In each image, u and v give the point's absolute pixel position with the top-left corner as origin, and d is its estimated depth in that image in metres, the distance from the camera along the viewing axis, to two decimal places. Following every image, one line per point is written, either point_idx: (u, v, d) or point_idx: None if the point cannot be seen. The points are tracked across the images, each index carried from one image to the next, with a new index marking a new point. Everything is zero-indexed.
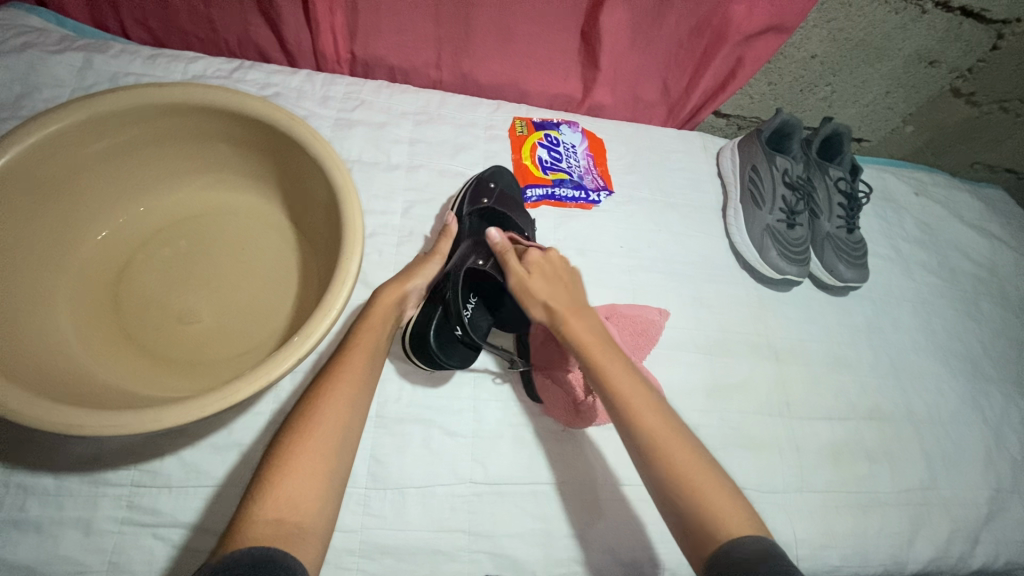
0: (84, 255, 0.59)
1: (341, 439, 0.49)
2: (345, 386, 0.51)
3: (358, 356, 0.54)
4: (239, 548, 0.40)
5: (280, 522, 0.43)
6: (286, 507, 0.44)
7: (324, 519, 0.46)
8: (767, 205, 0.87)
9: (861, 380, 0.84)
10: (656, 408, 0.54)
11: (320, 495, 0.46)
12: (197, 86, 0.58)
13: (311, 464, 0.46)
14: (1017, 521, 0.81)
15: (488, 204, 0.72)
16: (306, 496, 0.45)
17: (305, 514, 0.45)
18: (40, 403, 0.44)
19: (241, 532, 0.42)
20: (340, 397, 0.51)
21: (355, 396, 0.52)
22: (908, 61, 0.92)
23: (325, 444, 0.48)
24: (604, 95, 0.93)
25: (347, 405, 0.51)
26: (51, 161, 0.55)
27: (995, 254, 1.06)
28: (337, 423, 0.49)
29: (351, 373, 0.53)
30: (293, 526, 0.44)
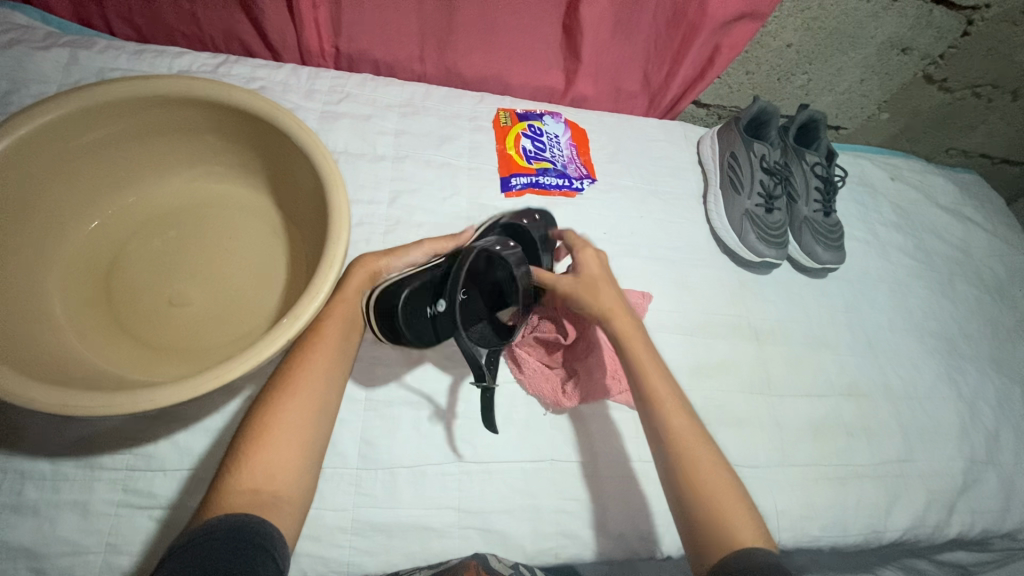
0: (75, 246, 0.60)
1: (314, 414, 0.52)
2: (318, 364, 0.55)
3: (330, 336, 0.57)
4: (216, 514, 0.43)
5: (256, 492, 0.46)
6: (262, 478, 0.47)
7: (298, 489, 0.49)
8: (746, 190, 0.90)
9: (839, 358, 0.86)
10: (688, 417, 0.57)
11: (294, 467, 0.49)
12: (183, 78, 0.60)
13: (286, 437, 0.50)
14: (991, 491, 0.84)
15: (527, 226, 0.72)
16: (281, 466, 0.48)
17: (280, 484, 0.47)
18: (34, 385, 0.45)
19: (216, 502, 0.44)
20: (312, 374, 0.54)
21: (328, 373, 0.55)
22: (881, 48, 0.95)
23: (298, 418, 0.51)
24: (586, 85, 0.94)
25: (320, 383, 0.54)
26: (39, 153, 0.56)
27: (970, 236, 1.09)
28: (312, 400, 0.52)
29: (323, 352, 0.56)
30: (269, 495, 0.46)
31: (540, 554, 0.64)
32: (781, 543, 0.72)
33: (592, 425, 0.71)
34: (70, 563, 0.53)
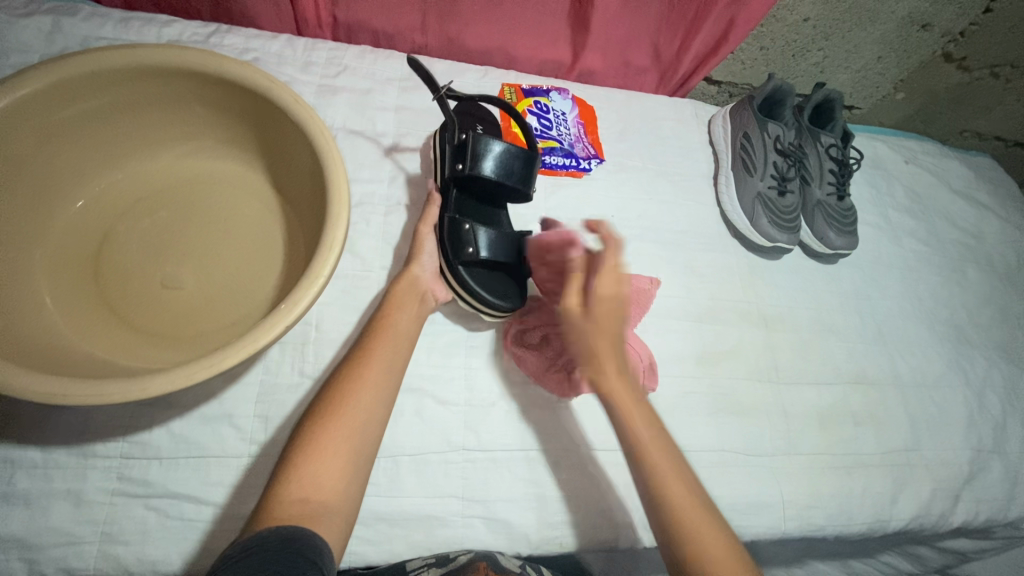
0: (62, 225, 0.58)
1: (362, 425, 0.52)
2: (371, 373, 0.55)
3: (380, 345, 0.57)
4: (267, 526, 0.43)
5: (304, 501, 0.46)
6: (310, 488, 0.47)
7: (346, 500, 0.48)
8: (759, 171, 0.87)
9: (848, 346, 0.85)
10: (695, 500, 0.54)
11: (342, 477, 0.49)
12: (172, 47, 0.56)
13: (336, 449, 0.50)
14: (996, 480, 0.84)
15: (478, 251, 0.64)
16: (327, 476, 0.48)
17: (329, 494, 0.47)
18: (16, 373, 0.43)
19: (269, 510, 0.45)
20: (362, 384, 0.54)
21: (379, 383, 0.55)
22: (900, 24, 0.91)
23: (349, 428, 0.51)
24: (594, 60, 0.91)
25: (370, 393, 0.54)
26: (17, 127, 0.53)
27: (982, 221, 1.07)
28: (363, 412, 0.52)
29: (375, 362, 0.56)
30: (318, 506, 0.46)
31: (544, 543, 0.63)
32: (786, 533, 0.72)
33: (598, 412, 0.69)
34: (65, 553, 0.52)
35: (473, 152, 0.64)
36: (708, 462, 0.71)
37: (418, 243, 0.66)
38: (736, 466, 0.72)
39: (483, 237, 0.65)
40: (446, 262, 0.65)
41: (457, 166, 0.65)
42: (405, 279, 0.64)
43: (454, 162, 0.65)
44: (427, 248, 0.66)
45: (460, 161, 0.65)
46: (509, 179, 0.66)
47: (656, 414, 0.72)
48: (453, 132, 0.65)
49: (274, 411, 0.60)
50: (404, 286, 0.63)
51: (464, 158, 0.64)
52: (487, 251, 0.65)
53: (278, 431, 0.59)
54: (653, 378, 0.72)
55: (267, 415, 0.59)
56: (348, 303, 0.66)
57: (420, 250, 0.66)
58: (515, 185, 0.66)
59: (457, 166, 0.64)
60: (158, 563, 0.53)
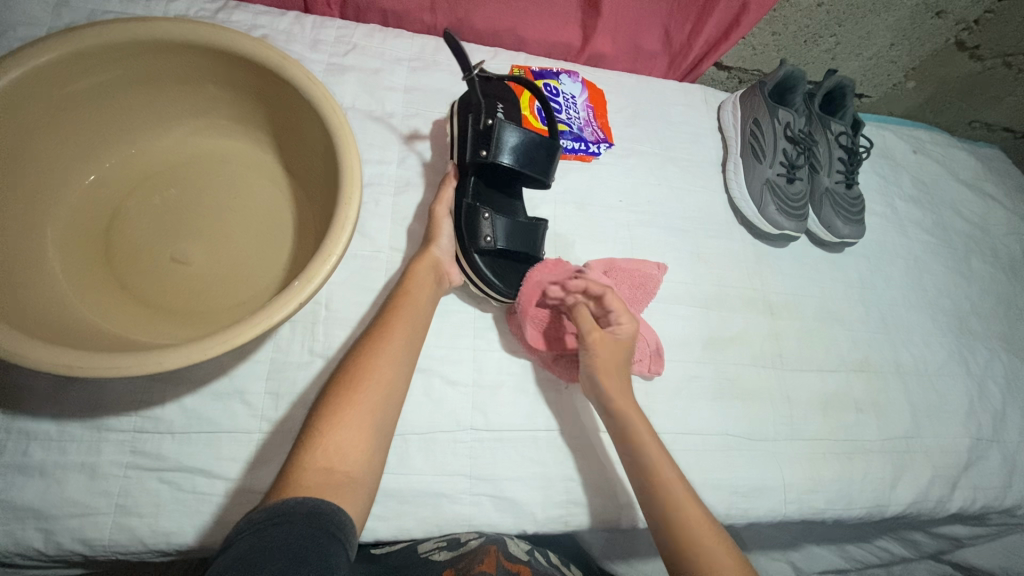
0: (74, 199, 0.58)
1: (383, 399, 0.53)
2: (390, 348, 0.56)
3: (399, 322, 0.58)
4: (293, 496, 0.43)
5: (329, 471, 0.47)
6: (335, 458, 0.48)
7: (368, 472, 0.49)
8: (768, 158, 0.87)
9: (851, 334, 0.85)
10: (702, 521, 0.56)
11: (365, 450, 0.50)
12: (183, 21, 0.55)
13: (359, 420, 0.50)
14: (993, 468, 0.85)
15: (495, 242, 0.66)
16: (351, 448, 0.49)
17: (352, 465, 0.48)
18: (34, 345, 0.44)
19: (295, 478, 0.45)
20: (382, 357, 0.55)
21: (398, 358, 0.55)
22: (915, 10, 0.90)
23: (371, 401, 0.52)
24: (604, 43, 0.90)
25: (390, 368, 0.54)
26: (29, 101, 0.52)
27: (988, 213, 1.07)
28: (384, 386, 0.53)
29: (395, 336, 0.57)
30: (343, 476, 0.47)
31: (550, 522, 0.64)
32: (787, 515, 0.73)
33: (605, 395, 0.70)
34: (80, 524, 0.52)
35: (496, 140, 0.64)
36: (711, 445, 0.72)
37: (436, 224, 0.66)
38: (739, 450, 0.73)
39: (500, 227, 0.66)
40: (461, 250, 0.66)
41: (479, 153, 0.65)
42: (425, 258, 0.64)
43: (477, 148, 0.65)
44: (443, 229, 0.66)
45: (483, 147, 0.65)
46: (531, 168, 0.66)
47: (661, 398, 0.72)
48: (479, 116, 0.65)
49: (285, 388, 0.60)
50: (425, 265, 0.63)
51: (488, 145, 0.64)
52: (503, 241, 0.66)
53: (289, 408, 0.60)
54: (659, 363, 0.72)
55: (277, 393, 0.60)
56: (357, 283, 0.67)
57: (438, 233, 0.66)
58: (536, 175, 0.67)
59: (479, 152, 0.65)
60: (171, 535, 0.54)
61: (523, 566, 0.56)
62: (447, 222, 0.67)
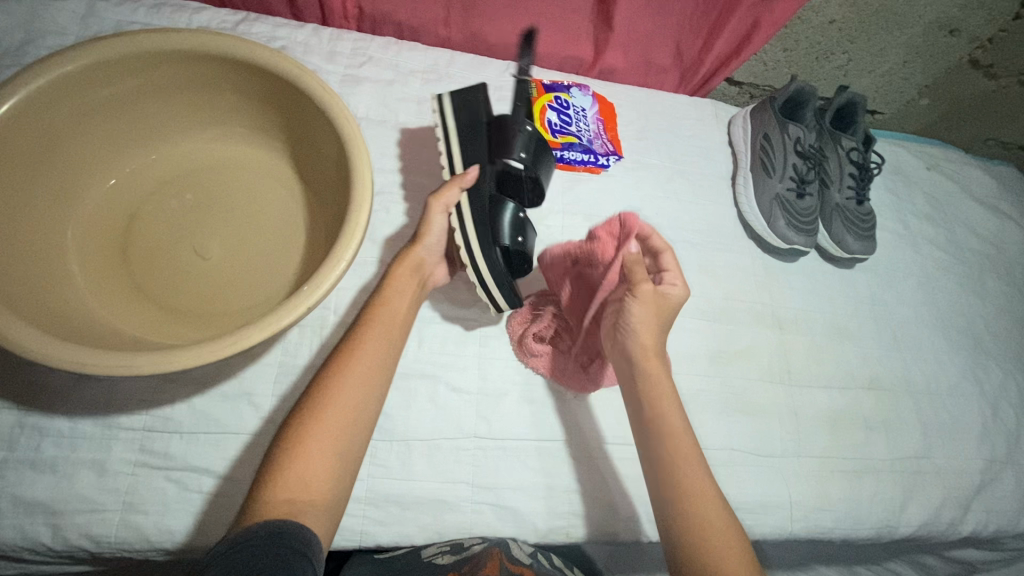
0: (93, 203, 0.60)
1: (348, 421, 0.52)
2: (357, 367, 0.54)
3: (369, 339, 0.56)
4: (250, 526, 0.43)
5: (292, 500, 0.47)
6: (296, 488, 0.47)
7: (333, 496, 0.49)
8: (777, 173, 0.87)
9: (861, 350, 0.85)
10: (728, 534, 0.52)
11: (330, 476, 0.49)
12: (205, 33, 0.57)
13: (321, 447, 0.50)
14: (1008, 491, 0.83)
15: (524, 244, 0.65)
16: (315, 475, 0.49)
17: (316, 493, 0.48)
18: (52, 343, 0.45)
19: (258, 507, 0.46)
20: (350, 379, 0.53)
21: (366, 376, 0.54)
22: (928, 28, 0.90)
23: (334, 426, 0.51)
24: (615, 58, 0.91)
25: (358, 389, 0.53)
26: (54, 107, 0.54)
27: (1004, 231, 1.05)
28: (351, 407, 0.52)
29: (365, 354, 0.55)
30: (306, 504, 0.47)
31: (551, 533, 0.64)
32: (793, 534, 0.72)
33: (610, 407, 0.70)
34: (87, 520, 0.53)
35: (533, 147, 0.66)
36: (717, 460, 0.71)
37: (428, 219, 0.62)
38: (744, 465, 0.72)
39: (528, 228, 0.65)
40: (489, 245, 0.62)
41: (512, 150, 0.65)
42: (408, 259, 0.62)
43: (512, 151, 0.65)
44: (431, 229, 0.62)
45: (522, 151, 0.65)
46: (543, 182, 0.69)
47: None
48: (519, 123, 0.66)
49: (292, 391, 0.61)
50: (406, 268, 0.62)
51: (529, 151, 0.65)
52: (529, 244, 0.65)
53: (295, 411, 0.60)
54: None
55: (284, 395, 0.61)
56: (365, 289, 0.67)
57: (426, 230, 0.62)
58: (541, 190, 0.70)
59: (521, 153, 0.65)
60: (176, 534, 0.54)
61: (525, 569, 0.56)
62: (438, 219, 0.62)
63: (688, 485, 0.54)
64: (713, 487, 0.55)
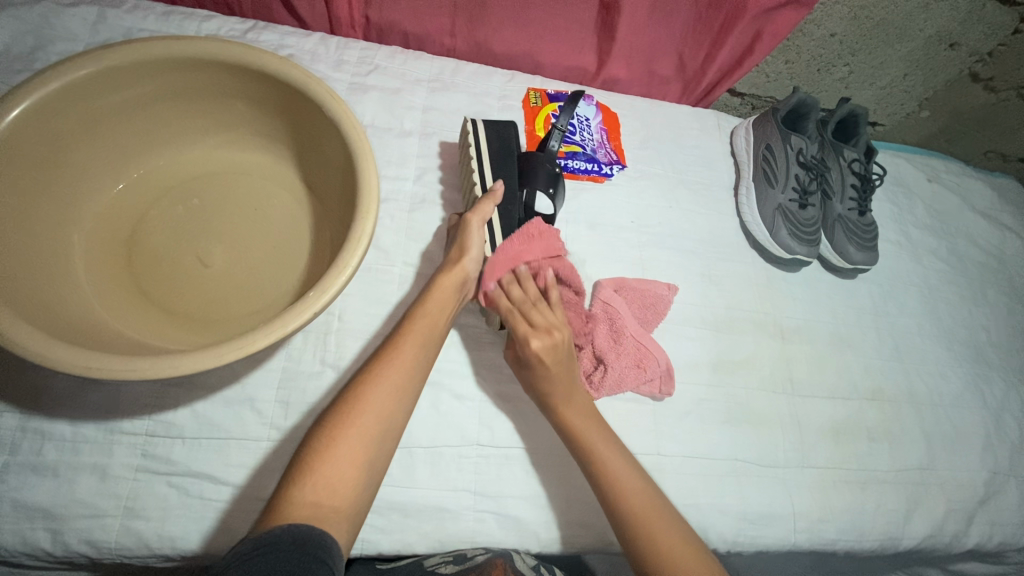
0: (101, 207, 0.60)
1: (380, 427, 0.50)
2: (395, 373, 0.53)
3: (409, 346, 0.55)
4: (276, 527, 0.41)
5: (318, 505, 0.44)
6: (324, 491, 0.45)
7: (356, 505, 0.47)
8: (780, 184, 0.88)
9: (863, 361, 0.85)
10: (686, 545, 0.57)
11: (356, 483, 0.47)
12: (215, 40, 0.58)
13: (351, 451, 0.48)
14: (1011, 504, 0.82)
15: None
16: (342, 480, 0.47)
17: (342, 500, 0.46)
18: (57, 346, 0.45)
19: (282, 509, 0.43)
20: (385, 385, 0.52)
21: (403, 384, 0.53)
22: (928, 42, 0.91)
23: (367, 431, 0.49)
24: (619, 68, 0.91)
25: (394, 396, 0.52)
26: (65, 111, 0.55)
27: (1005, 243, 1.06)
28: (384, 414, 0.51)
29: (401, 361, 0.54)
30: (331, 511, 0.45)
31: (554, 542, 0.64)
32: (795, 545, 0.72)
33: (613, 415, 0.70)
34: (88, 525, 0.53)
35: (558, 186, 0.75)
36: (719, 470, 0.71)
37: (466, 233, 0.63)
38: (747, 475, 0.72)
39: None
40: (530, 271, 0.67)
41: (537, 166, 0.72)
42: (452, 269, 0.61)
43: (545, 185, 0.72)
44: (471, 239, 0.63)
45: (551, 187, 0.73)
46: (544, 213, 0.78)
47: (670, 420, 0.72)
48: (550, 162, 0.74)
49: (294, 397, 0.61)
50: (452, 280, 0.61)
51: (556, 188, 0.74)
52: None
53: (298, 417, 0.60)
54: (670, 383, 0.71)
55: (287, 401, 0.61)
56: (369, 296, 0.68)
57: (468, 242, 0.63)
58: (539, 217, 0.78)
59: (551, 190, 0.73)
60: (177, 540, 0.54)
61: None
62: (477, 230, 0.64)
63: (626, 498, 0.59)
64: (652, 495, 0.60)
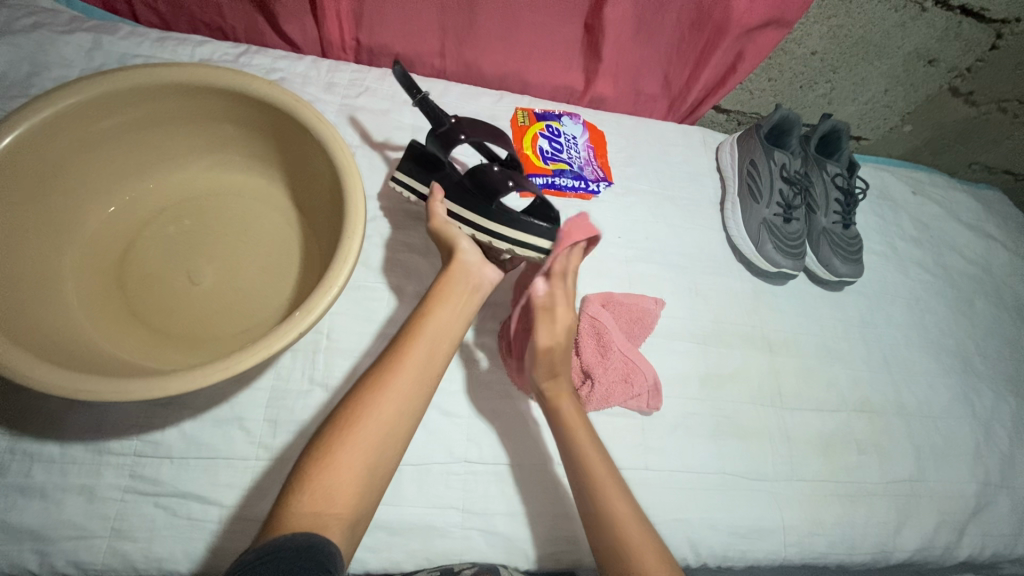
0: (93, 230, 0.61)
1: (384, 434, 0.49)
2: (399, 380, 0.52)
3: (415, 350, 0.54)
4: (279, 536, 0.42)
5: (317, 515, 0.44)
6: (323, 501, 0.45)
7: (359, 512, 0.47)
8: (764, 199, 0.89)
9: (851, 372, 0.85)
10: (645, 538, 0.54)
11: (358, 491, 0.47)
12: (205, 66, 0.60)
13: (351, 460, 0.47)
14: (1002, 514, 0.82)
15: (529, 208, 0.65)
16: (342, 490, 0.46)
17: (342, 507, 0.46)
18: (45, 368, 0.45)
19: (283, 518, 0.44)
20: (389, 392, 0.51)
21: (408, 390, 0.52)
22: (907, 59, 0.93)
23: (369, 439, 0.48)
24: (606, 87, 0.93)
25: (398, 401, 0.51)
26: (58, 137, 0.56)
27: (991, 253, 1.07)
28: (388, 419, 0.50)
29: (410, 364, 0.53)
30: (332, 518, 0.45)
31: (542, 559, 0.64)
32: (786, 559, 0.72)
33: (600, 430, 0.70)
34: (75, 547, 0.53)
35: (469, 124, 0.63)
36: (708, 483, 0.71)
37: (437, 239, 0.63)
38: (735, 488, 0.72)
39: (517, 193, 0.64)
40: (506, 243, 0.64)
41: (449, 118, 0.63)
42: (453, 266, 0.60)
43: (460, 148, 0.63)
44: (453, 233, 0.62)
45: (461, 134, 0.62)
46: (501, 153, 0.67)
47: (659, 434, 0.72)
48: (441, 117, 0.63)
49: (283, 415, 0.61)
50: (455, 279, 0.60)
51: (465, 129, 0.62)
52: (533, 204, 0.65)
53: (286, 436, 0.60)
54: (658, 399, 0.72)
55: (275, 420, 0.61)
56: (358, 314, 0.68)
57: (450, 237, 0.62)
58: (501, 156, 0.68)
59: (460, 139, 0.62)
60: (163, 561, 0.54)
61: None
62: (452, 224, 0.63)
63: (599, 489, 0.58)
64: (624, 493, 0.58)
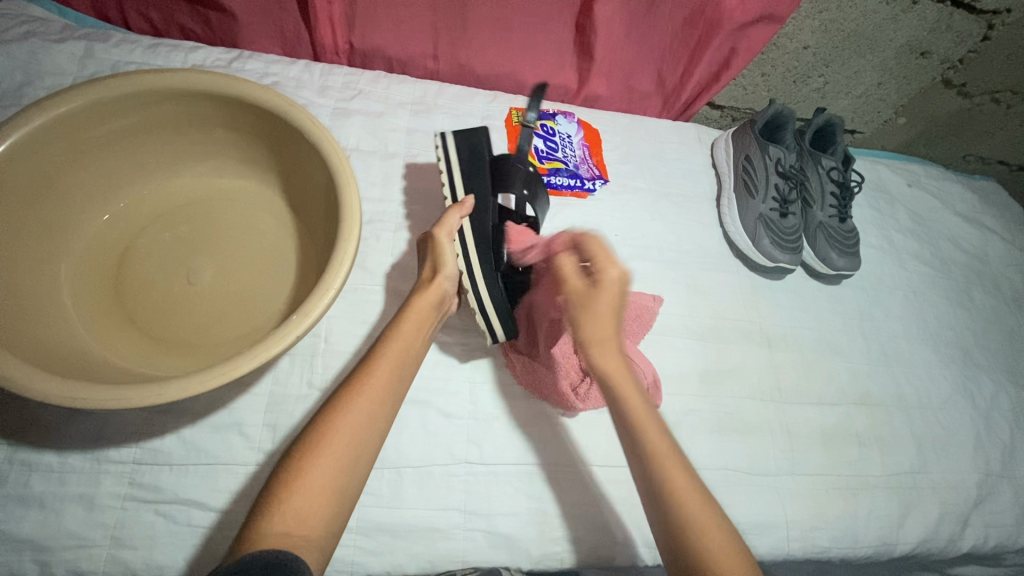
0: (87, 239, 0.61)
1: (353, 453, 0.49)
2: (370, 397, 0.51)
3: (384, 367, 0.54)
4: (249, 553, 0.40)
5: (287, 536, 0.43)
6: (293, 521, 0.44)
7: (330, 530, 0.46)
8: (760, 194, 0.88)
9: (851, 365, 0.85)
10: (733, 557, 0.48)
11: (328, 509, 0.46)
12: (197, 72, 0.59)
13: (320, 478, 0.46)
14: (1004, 504, 0.82)
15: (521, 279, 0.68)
16: (313, 509, 0.45)
17: (311, 526, 0.45)
18: (44, 378, 0.45)
19: (253, 538, 0.42)
20: (357, 412, 0.50)
21: (378, 407, 0.51)
22: (899, 52, 0.93)
23: (338, 457, 0.48)
24: (600, 85, 0.93)
25: (368, 419, 0.51)
26: (49, 146, 0.56)
27: (987, 244, 1.07)
28: (357, 438, 0.49)
29: (372, 386, 0.52)
30: (302, 539, 0.44)
31: (545, 559, 0.64)
32: (790, 553, 0.71)
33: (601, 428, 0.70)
34: (76, 555, 0.53)
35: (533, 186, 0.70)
36: (711, 479, 0.71)
37: (439, 249, 0.61)
38: (737, 484, 0.72)
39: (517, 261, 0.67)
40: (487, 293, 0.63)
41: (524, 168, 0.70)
42: (432, 286, 0.60)
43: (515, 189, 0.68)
44: (447, 256, 0.61)
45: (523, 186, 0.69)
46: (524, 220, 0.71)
47: None
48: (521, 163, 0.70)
49: (282, 420, 0.61)
50: (427, 298, 0.60)
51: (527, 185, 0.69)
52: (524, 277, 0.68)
53: (285, 441, 0.60)
54: (658, 394, 0.72)
55: (274, 425, 0.61)
56: (354, 317, 0.68)
57: (441, 260, 0.61)
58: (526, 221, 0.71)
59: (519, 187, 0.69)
60: (164, 568, 0.54)
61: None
62: (448, 247, 0.62)
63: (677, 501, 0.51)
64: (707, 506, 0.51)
